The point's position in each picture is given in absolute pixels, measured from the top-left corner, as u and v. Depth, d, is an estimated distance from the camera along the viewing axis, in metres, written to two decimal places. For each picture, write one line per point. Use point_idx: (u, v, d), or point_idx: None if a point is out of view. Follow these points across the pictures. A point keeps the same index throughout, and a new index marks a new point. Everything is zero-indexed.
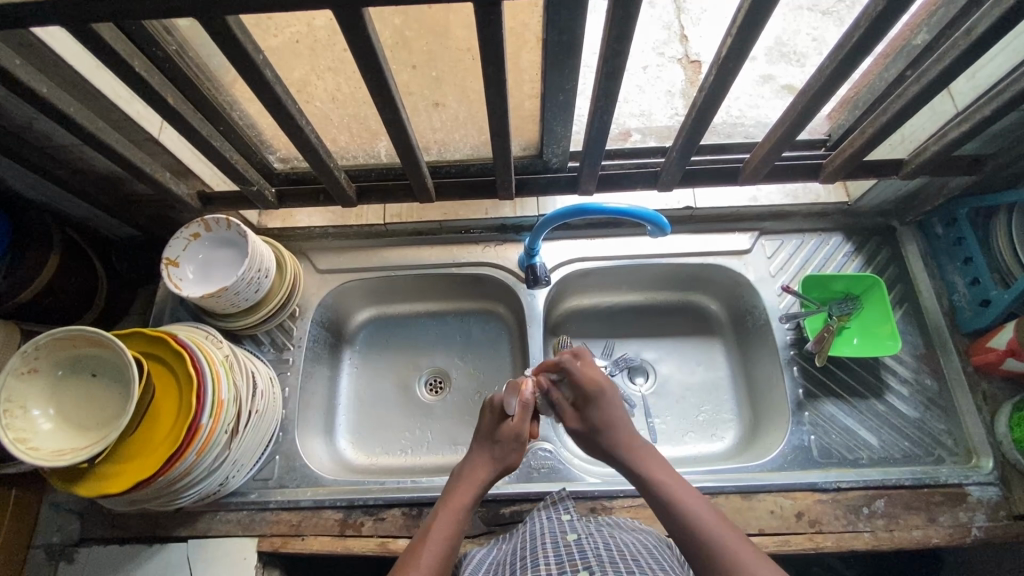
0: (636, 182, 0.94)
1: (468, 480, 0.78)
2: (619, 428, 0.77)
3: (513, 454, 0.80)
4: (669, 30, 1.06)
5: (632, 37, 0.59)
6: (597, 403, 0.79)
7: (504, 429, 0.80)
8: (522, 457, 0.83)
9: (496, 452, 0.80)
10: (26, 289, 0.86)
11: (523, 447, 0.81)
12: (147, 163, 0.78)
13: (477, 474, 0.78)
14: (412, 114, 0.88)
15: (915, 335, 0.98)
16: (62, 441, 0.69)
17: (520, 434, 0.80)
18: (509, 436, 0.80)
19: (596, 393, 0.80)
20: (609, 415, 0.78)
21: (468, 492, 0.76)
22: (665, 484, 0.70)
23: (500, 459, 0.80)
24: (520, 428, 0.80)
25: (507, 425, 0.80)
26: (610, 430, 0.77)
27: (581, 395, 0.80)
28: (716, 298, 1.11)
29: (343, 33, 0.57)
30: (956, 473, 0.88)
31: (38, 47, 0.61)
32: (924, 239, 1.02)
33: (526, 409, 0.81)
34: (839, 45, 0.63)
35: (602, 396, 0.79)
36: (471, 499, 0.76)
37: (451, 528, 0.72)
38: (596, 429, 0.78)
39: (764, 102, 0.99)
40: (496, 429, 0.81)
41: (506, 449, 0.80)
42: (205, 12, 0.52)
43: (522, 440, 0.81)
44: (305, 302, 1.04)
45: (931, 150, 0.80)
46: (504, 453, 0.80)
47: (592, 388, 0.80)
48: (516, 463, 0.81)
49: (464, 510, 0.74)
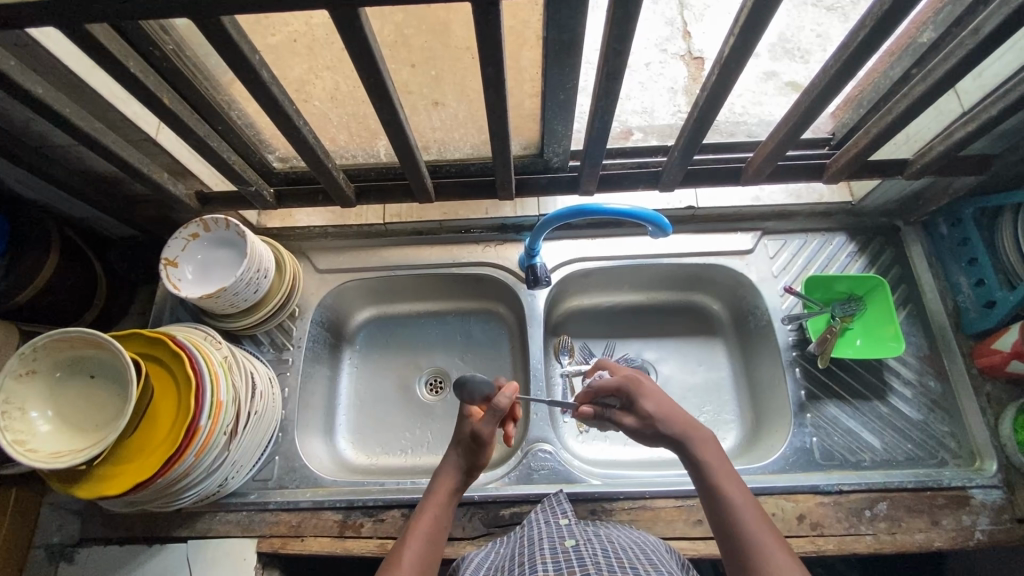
0: (638, 182, 0.94)
1: (440, 480, 0.77)
2: (673, 409, 0.72)
3: (479, 453, 0.76)
4: (672, 26, 1.03)
5: (633, 37, 0.58)
6: (643, 393, 0.73)
7: (464, 426, 0.78)
8: (492, 455, 0.78)
9: (462, 451, 0.77)
10: (25, 291, 0.85)
11: (490, 447, 0.76)
12: (145, 163, 0.78)
13: (448, 474, 0.77)
14: (411, 113, 0.87)
15: (918, 336, 0.97)
16: (62, 443, 0.69)
17: (483, 434, 0.74)
18: (469, 436, 0.75)
19: (637, 383, 0.75)
20: (661, 398, 0.73)
21: (441, 494, 0.75)
22: (716, 477, 0.68)
23: (466, 457, 0.77)
24: (484, 429, 0.74)
25: (467, 421, 0.78)
26: (665, 416, 0.72)
27: (628, 393, 0.75)
28: (718, 298, 1.11)
29: (341, 34, 0.56)
30: (960, 476, 0.87)
31: (34, 47, 0.61)
32: (929, 239, 1.01)
33: (495, 413, 0.73)
34: (844, 45, 0.62)
35: (641, 385, 0.74)
36: (443, 500, 0.75)
37: (428, 529, 0.72)
38: (662, 415, 0.71)
39: (768, 99, 0.98)
40: (458, 426, 0.78)
41: (469, 448, 0.76)
42: (201, 13, 0.52)
43: (486, 441, 0.75)
44: (304, 302, 1.04)
45: (937, 150, 0.79)
46: (468, 452, 0.76)
47: (635, 380, 0.75)
48: (487, 459, 0.78)
49: (439, 512, 0.74)
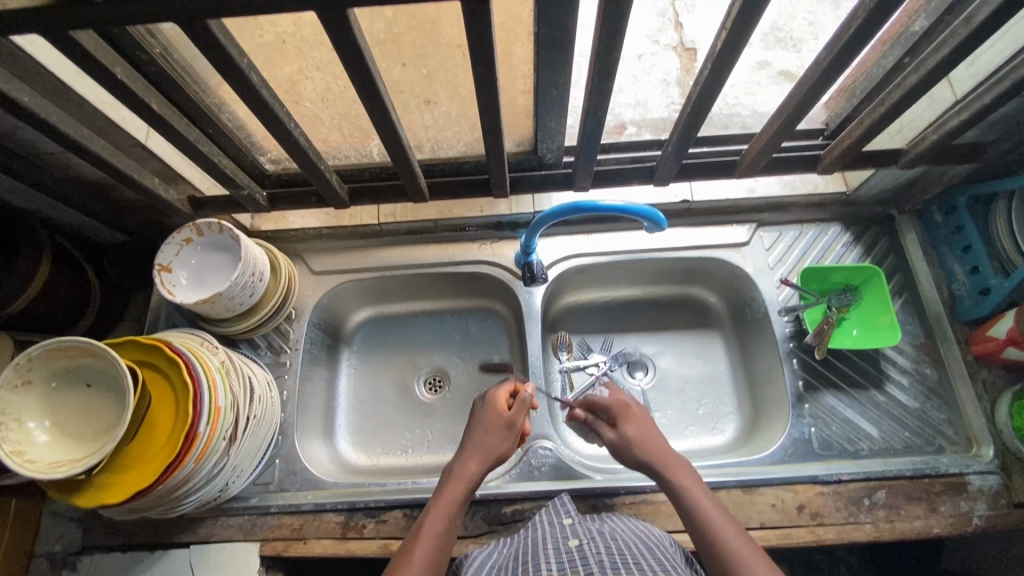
0: (633, 177, 0.97)
1: (458, 475, 0.78)
2: (649, 435, 0.81)
3: (504, 446, 0.82)
4: (663, 16, 0.96)
5: (625, 32, 0.58)
6: (630, 417, 0.84)
7: (495, 418, 0.83)
8: (513, 451, 0.84)
9: (488, 443, 0.81)
10: (20, 297, 0.84)
11: (515, 435, 0.83)
12: (134, 169, 0.77)
13: (466, 467, 0.79)
14: (403, 111, 0.86)
15: (914, 325, 0.97)
16: (60, 453, 0.68)
17: (514, 423, 0.83)
18: (499, 424, 0.83)
19: (625, 409, 0.85)
20: (644, 425, 0.83)
21: (459, 487, 0.77)
22: (694, 497, 0.72)
23: (491, 450, 0.81)
24: (514, 417, 0.84)
25: (499, 414, 0.84)
26: (640, 440, 0.80)
27: (614, 415, 0.85)
28: (715, 291, 1.11)
29: (329, 35, 0.55)
30: (957, 463, 0.88)
31: (18, 55, 0.60)
32: (924, 227, 1.01)
33: (523, 402, 0.84)
34: (837, 36, 0.62)
35: (630, 410, 0.85)
36: (462, 493, 0.77)
37: (442, 523, 0.72)
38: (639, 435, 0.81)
39: (761, 89, 0.95)
40: (484, 419, 0.84)
41: (497, 439, 0.82)
42: (186, 16, 0.51)
43: (517, 428, 0.83)
44: (301, 304, 1.04)
45: (931, 139, 0.79)
46: (496, 445, 0.81)
47: (624, 406, 0.85)
48: (507, 454, 0.83)
49: (454, 506, 0.75)
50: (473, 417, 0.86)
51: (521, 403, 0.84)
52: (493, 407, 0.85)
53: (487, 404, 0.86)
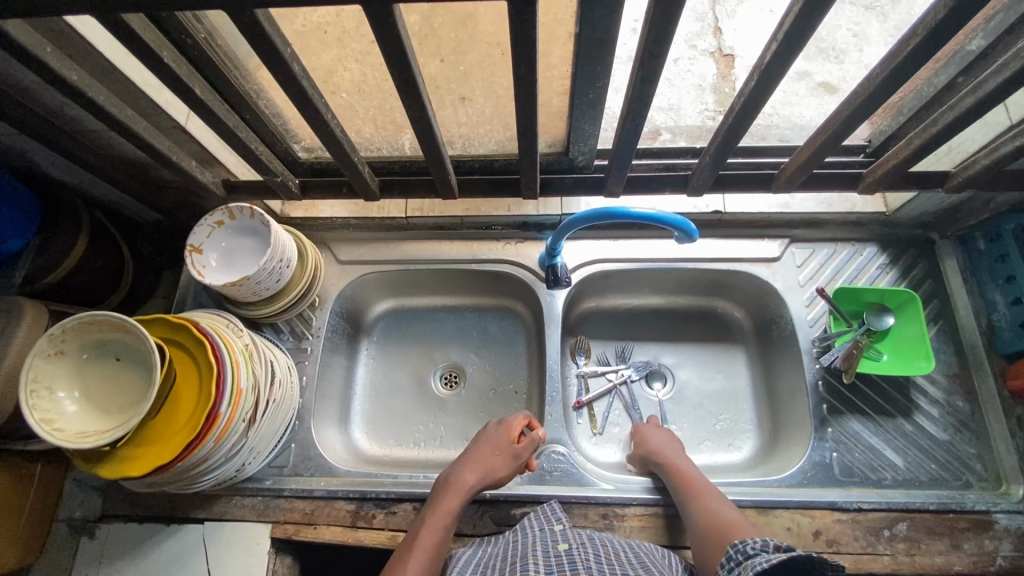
0: (665, 185, 0.92)
1: (455, 485, 0.81)
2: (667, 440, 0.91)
3: (502, 472, 0.84)
4: (703, 22, 1.01)
5: (671, 40, 0.57)
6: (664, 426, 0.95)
7: (503, 442, 0.86)
8: (509, 480, 0.86)
9: (490, 465, 0.84)
10: (57, 270, 0.87)
11: (515, 467, 0.85)
12: (173, 151, 0.78)
13: (464, 478, 0.82)
14: (438, 107, 0.86)
15: (948, 355, 0.94)
16: (87, 424, 0.70)
17: (520, 455, 0.85)
18: (504, 449, 0.86)
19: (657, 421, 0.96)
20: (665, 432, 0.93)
21: (456, 500, 0.80)
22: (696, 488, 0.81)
23: (489, 472, 0.83)
24: (522, 450, 0.86)
25: (507, 441, 0.87)
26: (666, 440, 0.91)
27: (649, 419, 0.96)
28: (741, 305, 1.09)
29: (371, 27, 0.56)
30: (984, 500, 0.85)
31: (71, 34, 0.61)
32: (965, 253, 0.97)
33: (533, 440, 0.87)
34: (893, 52, 0.60)
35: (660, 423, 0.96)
36: (459, 504, 0.79)
37: (438, 531, 0.75)
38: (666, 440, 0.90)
39: (800, 99, 0.94)
40: (494, 441, 0.87)
41: (499, 465, 0.84)
42: (235, 5, 0.52)
43: (519, 459, 0.86)
44: (325, 292, 1.05)
45: (981, 164, 0.76)
46: (496, 468, 0.84)
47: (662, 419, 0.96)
48: (503, 481, 0.85)
49: (450, 517, 0.78)
50: (483, 437, 0.89)
51: (532, 440, 0.86)
52: (504, 431, 0.88)
53: (499, 429, 0.89)
